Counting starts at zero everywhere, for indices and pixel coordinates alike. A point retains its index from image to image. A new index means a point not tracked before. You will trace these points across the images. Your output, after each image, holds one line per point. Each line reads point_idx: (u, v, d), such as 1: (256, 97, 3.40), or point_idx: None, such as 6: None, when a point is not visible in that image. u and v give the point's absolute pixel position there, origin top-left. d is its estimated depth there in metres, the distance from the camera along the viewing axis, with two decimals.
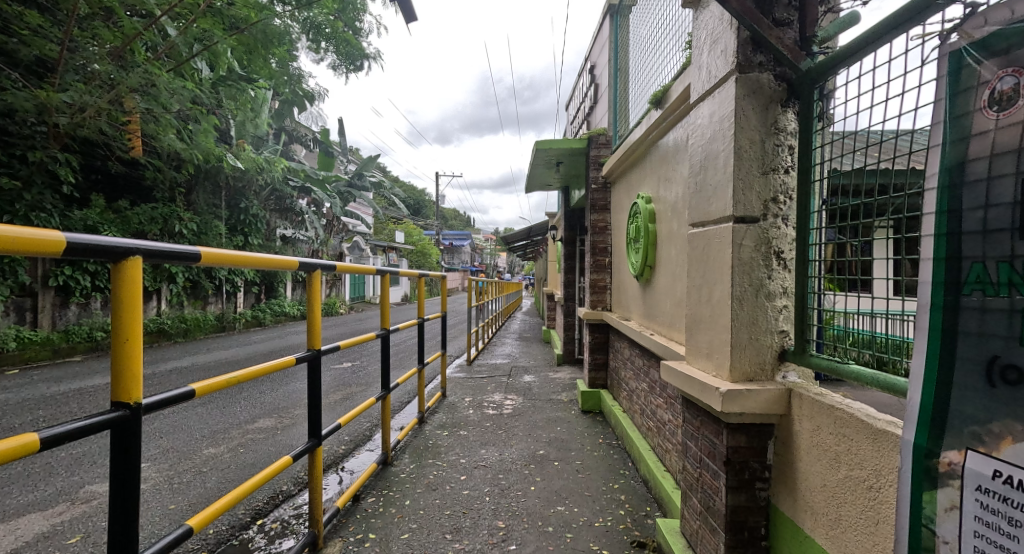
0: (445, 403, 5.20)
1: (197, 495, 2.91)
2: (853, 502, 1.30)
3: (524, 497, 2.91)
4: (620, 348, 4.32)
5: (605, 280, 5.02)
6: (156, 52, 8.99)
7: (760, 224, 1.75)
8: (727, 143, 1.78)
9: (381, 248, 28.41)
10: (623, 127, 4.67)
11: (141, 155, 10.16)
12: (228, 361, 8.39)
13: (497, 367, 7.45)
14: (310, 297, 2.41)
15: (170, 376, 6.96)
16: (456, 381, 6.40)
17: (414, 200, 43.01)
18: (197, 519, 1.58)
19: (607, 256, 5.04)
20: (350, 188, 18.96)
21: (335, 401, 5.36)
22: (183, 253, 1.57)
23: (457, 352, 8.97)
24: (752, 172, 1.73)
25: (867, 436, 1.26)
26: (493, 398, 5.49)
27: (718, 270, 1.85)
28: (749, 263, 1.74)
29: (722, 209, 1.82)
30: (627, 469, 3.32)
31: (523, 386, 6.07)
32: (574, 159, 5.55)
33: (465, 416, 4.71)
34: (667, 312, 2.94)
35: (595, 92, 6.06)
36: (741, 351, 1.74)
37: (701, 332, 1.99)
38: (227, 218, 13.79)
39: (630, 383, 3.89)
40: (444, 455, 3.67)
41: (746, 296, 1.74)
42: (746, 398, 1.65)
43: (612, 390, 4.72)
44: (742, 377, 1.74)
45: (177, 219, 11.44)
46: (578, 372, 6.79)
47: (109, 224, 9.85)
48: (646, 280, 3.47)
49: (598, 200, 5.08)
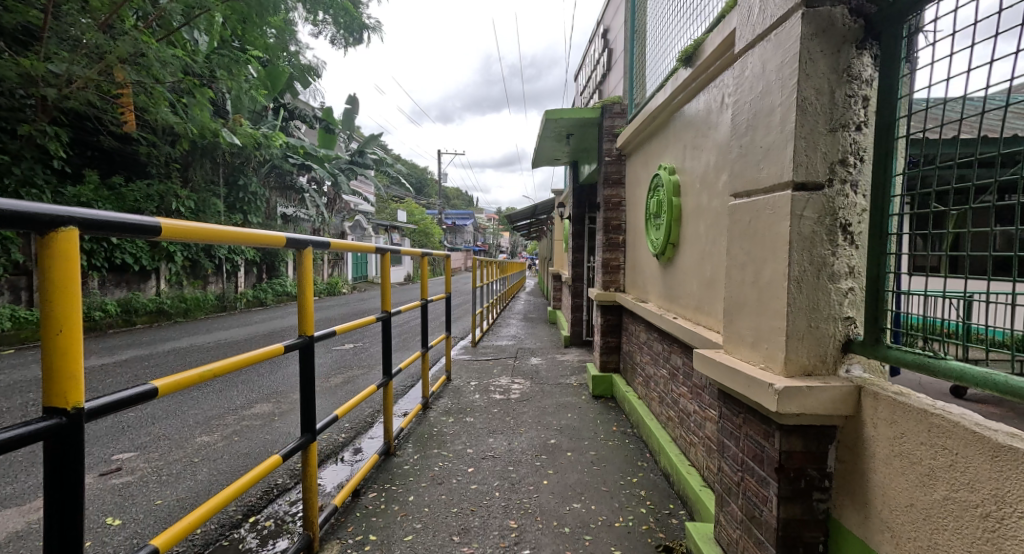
0: (451, 387, 5.01)
1: (185, 489, 2.70)
2: (956, 530, 1.07)
3: (536, 492, 2.71)
4: (635, 331, 4.08)
5: (619, 260, 4.74)
6: (147, 21, 8.68)
7: (825, 191, 1.47)
8: (786, 94, 1.50)
9: (382, 227, 28.13)
10: (641, 94, 4.35)
11: (135, 129, 9.88)
12: (228, 341, 8.21)
13: (502, 349, 7.27)
14: (302, 278, 2.17)
15: (167, 357, 6.78)
16: (460, 363, 6.21)
17: (416, 179, 42.72)
18: (164, 537, 1.36)
19: (621, 234, 4.75)
20: (351, 165, 18.56)
21: (336, 385, 5.16)
22: (143, 227, 1.33)
23: (461, 333, 8.79)
24: (816, 129, 1.46)
25: (983, 452, 1.01)
26: (499, 382, 5.29)
27: (767, 246, 1.60)
28: (811, 238, 1.48)
29: (774, 175, 1.56)
30: (645, 462, 3.10)
31: (530, 369, 5.87)
32: (585, 130, 5.22)
33: (470, 402, 4.50)
34: (693, 293, 2.71)
35: (607, 58, 5.70)
36: (798, 341, 1.49)
37: (744, 318, 1.74)
38: (225, 196, 13.51)
39: (646, 369, 3.66)
40: (449, 444, 3.46)
41: (806, 276, 1.48)
42: (805, 396, 1.40)
43: (625, 375, 4.51)
44: (800, 371, 1.49)
45: (173, 197, 11.20)
46: (587, 354, 6.58)
47: (104, 201, 9.65)
48: (668, 259, 3.21)
49: (612, 173, 4.74)
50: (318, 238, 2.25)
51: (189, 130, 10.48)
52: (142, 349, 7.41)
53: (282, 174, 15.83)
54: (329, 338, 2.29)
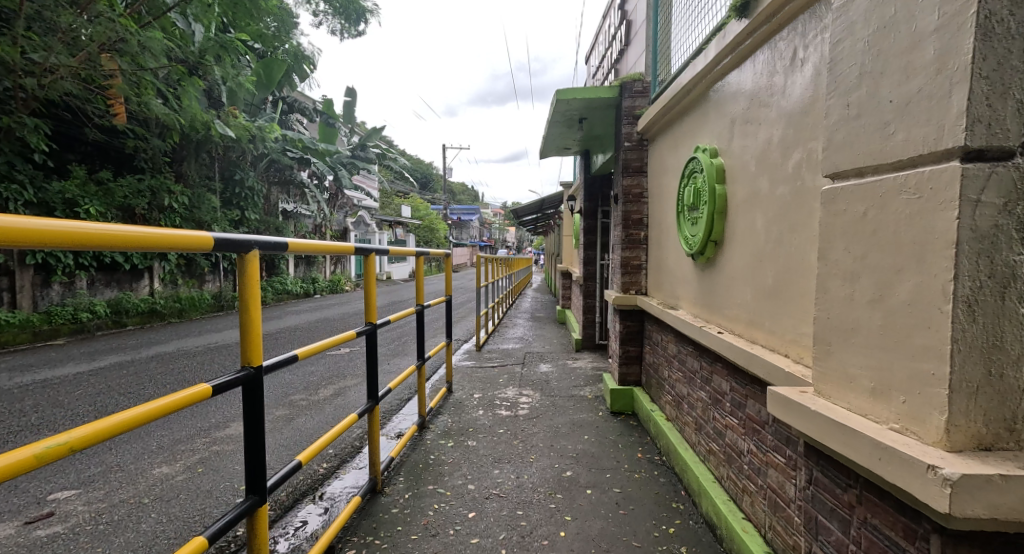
0: (452, 401, 4.53)
1: (121, 547, 2.22)
2: None
3: (551, 550, 2.20)
4: (662, 342, 3.56)
5: (640, 259, 4.21)
6: (132, 6, 8.23)
7: (1016, 163, 0.95)
8: (951, 12, 0.97)
9: (386, 223, 27.74)
10: (667, 68, 3.79)
11: (123, 122, 9.42)
12: (218, 344, 7.76)
13: (509, 354, 6.76)
14: (246, 288, 1.68)
15: (149, 364, 6.31)
16: (463, 372, 5.71)
17: (421, 174, 42.27)
18: None
19: (642, 230, 4.21)
20: (353, 159, 18.09)
21: (326, 397, 4.67)
22: None
23: (465, 335, 8.30)
24: (1004, 64, 0.93)
25: None
26: (506, 394, 4.80)
27: (901, 249, 1.07)
28: (993, 236, 0.95)
29: (921, 140, 1.03)
30: (682, 504, 2.58)
31: (539, 379, 5.37)
32: (600, 113, 4.68)
33: (473, 420, 4.00)
34: (746, 303, 2.19)
35: (624, 32, 5.13)
36: (970, 396, 0.95)
37: (857, 353, 1.21)
38: (221, 192, 13.09)
39: (678, 387, 3.14)
40: (447, 478, 2.96)
41: (985, 297, 0.95)
42: (999, 492, 0.88)
43: (648, 390, 4.00)
44: (971, 444, 0.96)
45: (166, 192, 10.77)
46: (601, 360, 6.07)
47: (91, 197, 9.22)
48: (707, 260, 2.68)
49: (633, 160, 4.19)
50: (256, 239, 1.72)
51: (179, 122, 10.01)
52: (125, 353, 6.97)
53: (281, 169, 15.47)
54: (286, 365, 1.81)
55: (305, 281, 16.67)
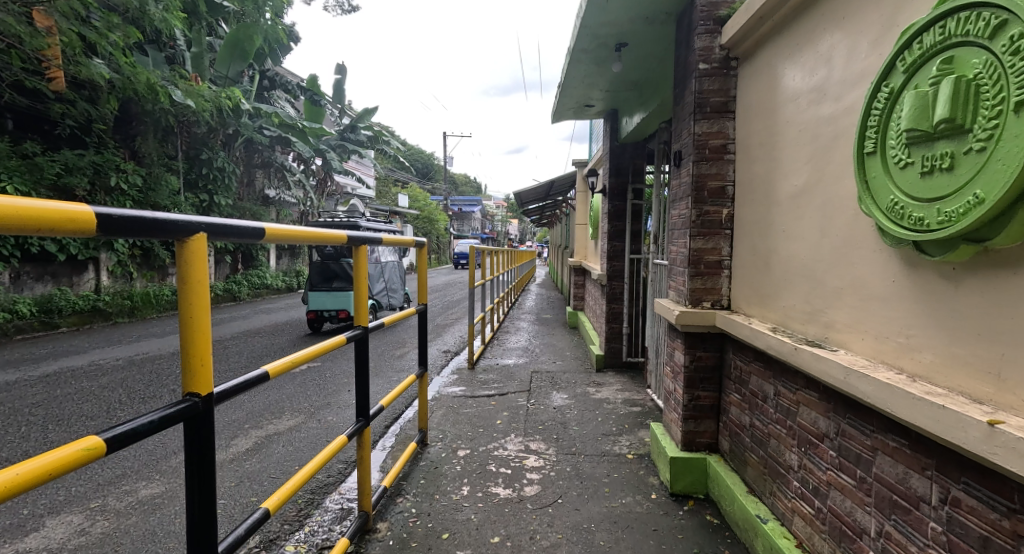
0: (423, 469, 3.02)
1: None
2: None
3: None
4: (779, 397, 2.05)
5: (721, 252, 2.66)
6: None
7: None
8: None
9: (380, 213, 26.06)
10: None
11: (61, 86, 7.88)
12: (148, 355, 6.20)
13: (511, 376, 5.20)
14: None
15: (31, 386, 4.72)
16: (449, 407, 4.18)
17: (419, 162, 40.78)
18: None
19: (725, 206, 2.65)
20: (342, 141, 16.44)
21: (238, 457, 3.15)
22: None
23: (457, 346, 6.76)
24: None
25: None
26: (506, 452, 3.29)
27: None
28: None
29: None
30: None
31: (554, 420, 3.85)
32: (652, 30, 3.12)
33: (451, 516, 2.50)
34: None
35: None
36: None
37: None
38: (184, 172, 11.51)
39: (841, 504, 1.63)
40: None
41: None
42: None
43: (737, 464, 2.48)
44: None
45: (115, 171, 9.26)
46: (634, 390, 4.52)
47: (11, 174, 7.66)
48: (977, 254, 1.15)
49: (713, 93, 2.61)
50: None
51: (137, 85, 8.62)
52: (15, 369, 5.37)
53: (258, 149, 13.90)
54: None
55: (286, 276, 15.12)
